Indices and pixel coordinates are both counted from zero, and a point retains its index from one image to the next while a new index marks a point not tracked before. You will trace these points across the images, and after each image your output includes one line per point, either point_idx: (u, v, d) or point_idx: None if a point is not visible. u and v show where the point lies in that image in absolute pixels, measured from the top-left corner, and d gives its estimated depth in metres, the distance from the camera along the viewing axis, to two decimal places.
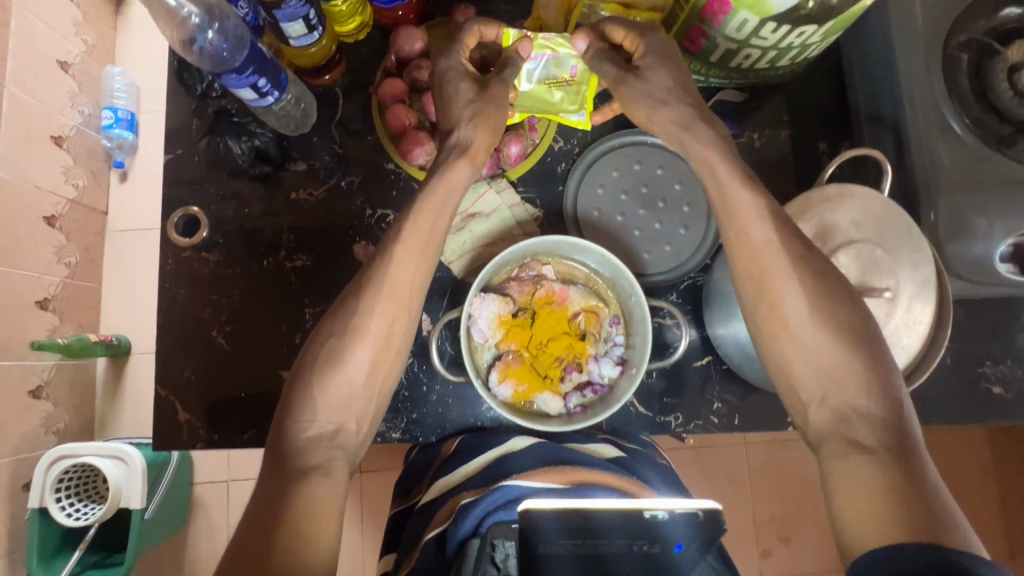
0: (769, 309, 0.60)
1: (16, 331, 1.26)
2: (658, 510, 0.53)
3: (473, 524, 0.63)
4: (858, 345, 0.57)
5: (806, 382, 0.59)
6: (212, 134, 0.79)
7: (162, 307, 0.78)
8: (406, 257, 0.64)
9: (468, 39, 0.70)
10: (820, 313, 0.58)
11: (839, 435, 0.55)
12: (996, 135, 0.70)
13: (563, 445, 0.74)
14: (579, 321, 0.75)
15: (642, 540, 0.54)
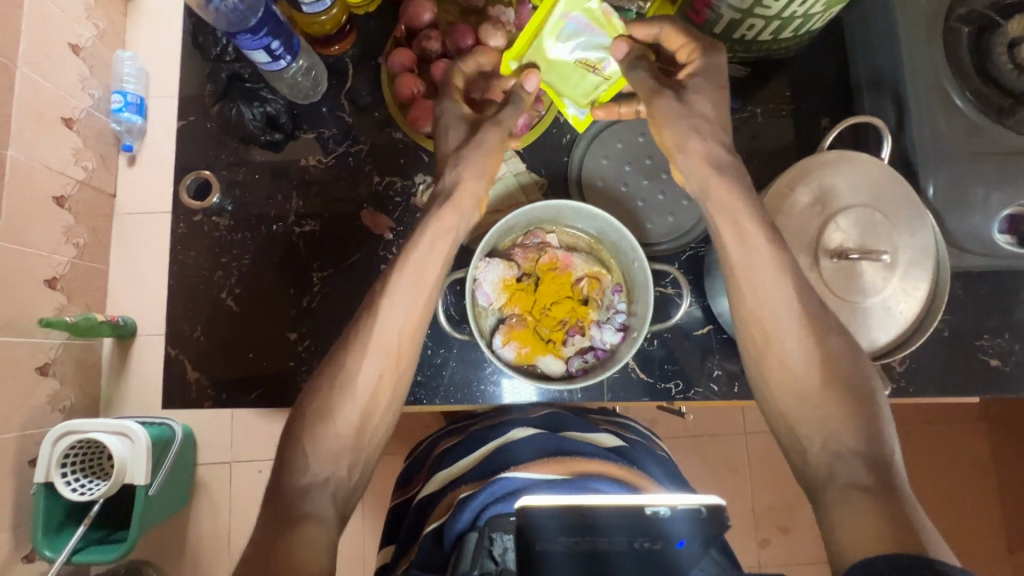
0: (767, 349, 0.65)
1: (24, 308, 1.25)
2: (660, 506, 0.50)
3: (471, 517, 0.64)
4: (847, 390, 0.61)
5: (802, 420, 0.62)
6: (224, 101, 0.82)
7: (173, 269, 0.81)
8: (405, 294, 0.68)
9: (465, 67, 0.75)
10: (809, 357, 0.62)
11: (833, 471, 0.58)
12: (995, 106, 0.71)
13: (564, 433, 0.74)
14: (582, 287, 0.76)
15: (643, 538, 0.50)
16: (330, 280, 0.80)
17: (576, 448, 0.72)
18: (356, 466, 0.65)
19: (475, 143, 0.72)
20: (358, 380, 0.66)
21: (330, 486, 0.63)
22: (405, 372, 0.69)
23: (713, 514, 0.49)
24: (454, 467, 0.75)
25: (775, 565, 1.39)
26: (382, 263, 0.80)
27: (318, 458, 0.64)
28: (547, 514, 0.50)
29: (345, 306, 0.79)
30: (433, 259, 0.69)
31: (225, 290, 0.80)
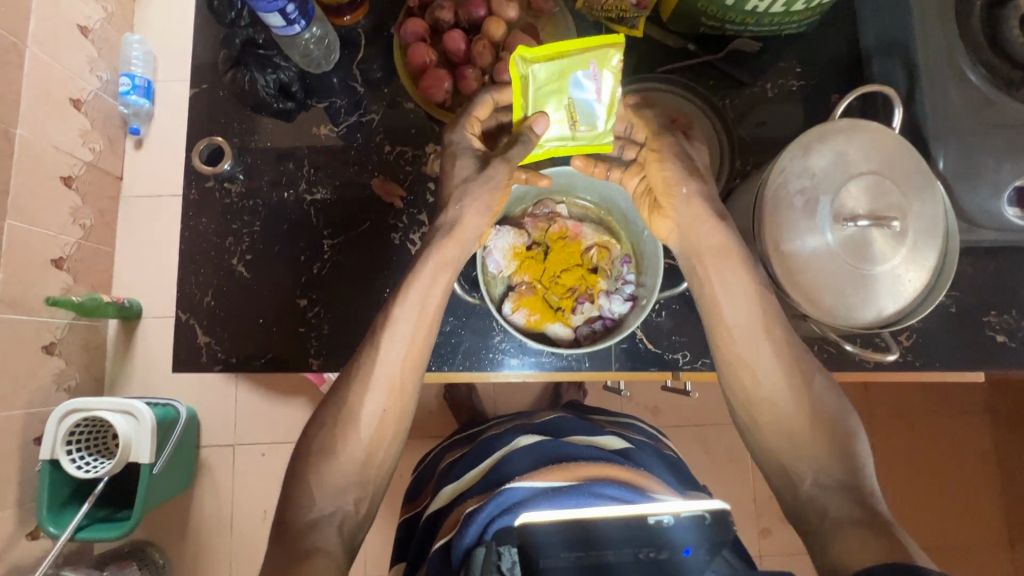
0: (751, 394, 0.70)
1: (31, 286, 1.26)
2: (664, 515, 0.62)
3: (477, 532, 0.70)
4: (824, 429, 0.67)
5: (788, 454, 0.68)
6: (237, 68, 0.81)
7: (185, 235, 0.81)
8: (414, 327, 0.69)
9: (481, 108, 0.72)
10: (797, 394, 0.68)
11: (821, 504, 0.64)
12: (1005, 79, 0.71)
13: (562, 444, 0.82)
14: (591, 255, 0.76)
15: (648, 546, 0.62)
16: (341, 248, 0.81)
17: (574, 452, 0.80)
18: (363, 499, 0.69)
19: (484, 179, 0.68)
20: (360, 416, 0.68)
21: (337, 518, 0.67)
22: (405, 406, 0.70)
23: (715, 517, 0.63)
24: (457, 482, 0.83)
25: (775, 555, 1.39)
26: (392, 232, 0.80)
27: (323, 494, 0.67)
28: (547, 530, 0.61)
29: (356, 274, 0.80)
30: (455, 234, 0.70)
31: (236, 257, 0.81)
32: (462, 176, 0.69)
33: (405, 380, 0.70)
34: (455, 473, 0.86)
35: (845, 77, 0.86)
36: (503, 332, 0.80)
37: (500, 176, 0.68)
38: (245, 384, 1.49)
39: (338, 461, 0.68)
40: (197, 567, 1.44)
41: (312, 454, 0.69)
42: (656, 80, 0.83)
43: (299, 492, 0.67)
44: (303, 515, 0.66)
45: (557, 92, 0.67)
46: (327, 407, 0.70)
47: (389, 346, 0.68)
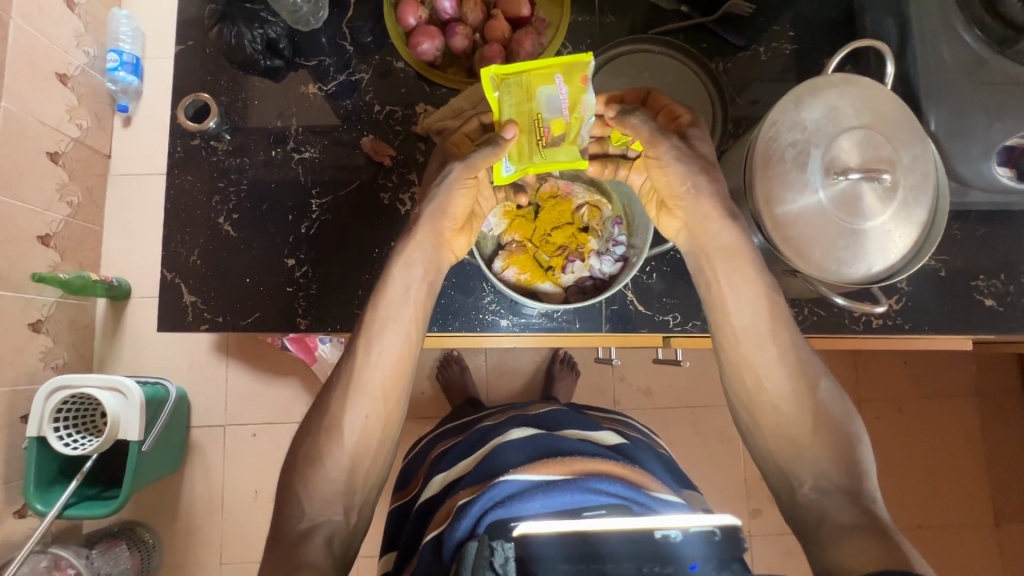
0: (757, 387, 0.71)
1: (16, 262, 1.24)
2: (672, 529, 0.59)
3: (470, 525, 0.69)
4: (825, 426, 0.68)
5: (797, 468, 0.68)
6: (224, 23, 0.79)
7: (170, 193, 0.80)
8: (394, 340, 0.70)
9: (472, 127, 0.72)
10: (801, 399, 0.69)
11: (818, 513, 0.64)
12: (996, 37, 0.70)
13: (560, 438, 0.80)
14: (582, 214, 0.76)
15: (652, 562, 0.58)
16: (330, 207, 0.80)
17: (569, 448, 0.78)
18: (352, 508, 0.68)
19: (443, 175, 0.68)
20: (345, 425, 0.68)
21: (327, 530, 0.65)
22: (392, 415, 0.71)
23: (725, 533, 0.60)
24: (450, 470, 0.83)
25: (764, 535, 1.40)
26: (382, 192, 0.80)
27: (313, 503, 0.66)
28: (547, 543, 0.59)
29: (345, 232, 0.79)
30: (450, 209, 0.70)
31: (222, 215, 0.80)
32: (431, 173, 0.72)
33: (403, 365, 0.71)
34: (448, 461, 0.86)
35: (837, 43, 0.85)
36: (492, 292, 0.80)
37: (458, 173, 0.67)
38: (235, 364, 1.48)
39: (325, 468, 0.67)
40: (186, 548, 1.43)
41: (307, 450, 0.68)
42: (646, 41, 0.82)
43: (288, 503, 0.66)
44: (295, 524, 0.64)
45: (527, 108, 0.63)
46: (321, 401, 0.70)
47: (389, 325, 0.70)
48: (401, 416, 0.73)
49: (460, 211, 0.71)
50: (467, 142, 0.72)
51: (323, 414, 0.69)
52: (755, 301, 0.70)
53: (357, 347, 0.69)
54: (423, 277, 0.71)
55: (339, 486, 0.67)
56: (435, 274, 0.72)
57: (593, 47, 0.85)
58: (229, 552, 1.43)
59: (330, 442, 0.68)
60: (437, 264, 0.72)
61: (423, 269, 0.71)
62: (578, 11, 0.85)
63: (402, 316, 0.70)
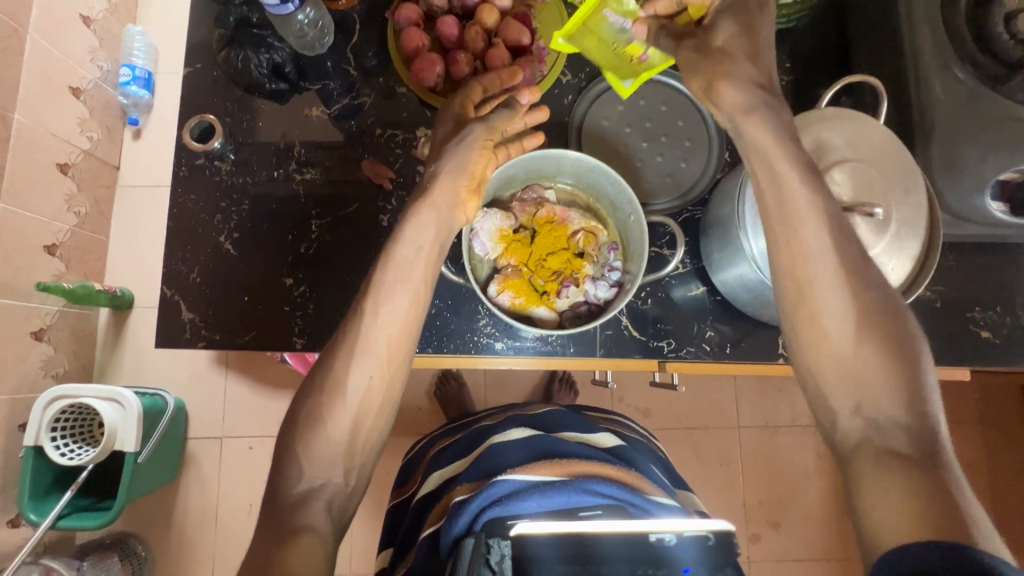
0: (809, 313, 0.60)
1: (22, 270, 1.25)
2: (666, 534, 0.58)
3: (468, 521, 0.67)
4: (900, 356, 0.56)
5: (839, 391, 0.57)
6: (231, 46, 0.81)
7: (173, 212, 0.81)
8: (402, 302, 0.65)
9: (470, 91, 0.75)
10: (850, 308, 0.58)
11: (871, 444, 0.54)
12: (989, 75, 0.71)
13: (557, 439, 0.78)
14: (578, 240, 0.76)
15: (646, 565, 0.58)
16: (329, 228, 0.80)
17: (567, 450, 0.76)
18: (353, 470, 0.62)
19: (461, 138, 0.70)
20: (348, 386, 0.62)
21: (326, 495, 0.60)
22: (397, 376, 0.65)
23: (719, 538, 0.58)
24: (447, 468, 0.83)
25: (762, 561, 1.38)
26: (380, 214, 0.81)
27: (313, 465, 0.60)
28: (545, 543, 0.58)
29: (343, 252, 0.80)
30: (467, 168, 0.69)
31: (223, 234, 0.81)
32: (444, 137, 0.72)
33: (410, 325, 0.66)
34: (445, 459, 0.85)
35: (833, 75, 0.87)
36: (488, 315, 0.80)
37: (478, 135, 0.70)
38: (234, 376, 1.49)
39: (327, 431, 0.61)
40: (178, 560, 1.42)
41: (301, 416, 0.62)
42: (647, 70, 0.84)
43: (287, 463, 0.60)
44: (290, 488, 0.59)
45: (607, 40, 0.74)
46: (323, 361, 0.64)
47: (392, 279, 0.65)
48: (405, 378, 0.66)
49: (478, 172, 0.71)
50: (472, 103, 0.74)
51: (325, 375, 0.63)
52: (823, 232, 0.59)
53: (365, 306, 0.64)
54: (434, 239, 0.68)
55: (339, 448, 0.61)
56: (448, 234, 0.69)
57: (590, 75, 0.86)
58: (222, 565, 1.42)
59: (333, 403, 0.61)
60: (449, 225, 0.69)
61: (434, 232, 0.68)
62: None
63: (411, 278, 0.66)
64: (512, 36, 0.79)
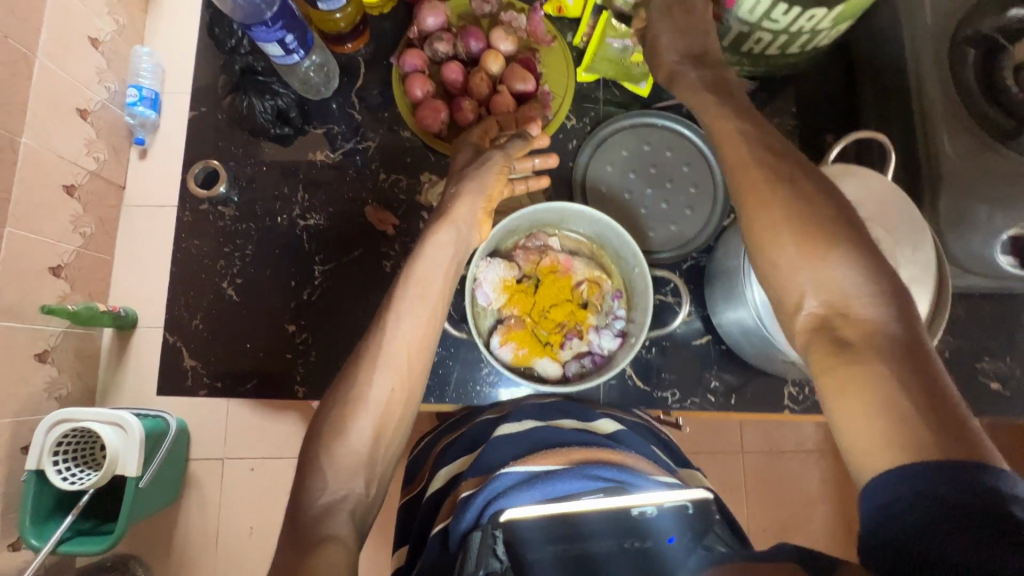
0: (762, 229, 0.58)
1: (26, 294, 1.22)
2: (647, 506, 0.55)
3: (475, 516, 0.59)
4: (861, 250, 0.52)
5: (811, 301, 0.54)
6: (236, 93, 0.82)
7: (177, 257, 0.81)
8: (414, 320, 0.66)
9: (488, 127, 0.77)
10: (799, 211, 0.56)
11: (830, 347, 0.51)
12: (998, 129, 0.70)
13: (554, 424, 0.68)
14: (582, 290, 0.76)
15: (633, 537, 0.56)
16: (331, 274, 0.80)
17: (566, 437, 0.66)
18: (373, 480, 0.61)
19: (481, 161, 0.73)
20: (370, 396, 0.62)
21: (348, 504, 0.59)
22: (418, 387, 0.65)
23: (698, 507, 0.55)
24: (454, 463, 0.71)
25: None
26: (384, 259, 0.80)
27: (336, 474, 0.59)
28: (532, 527, 0.56)
29: (346, 298, 0.80)
30: (490, 181, 0.72)
31: (227, 280, 0.81)
32: (463, 164, 0.75)
33: (427, 335, 0.67)
34: (452, 453, 0.74)
35: (840, 120, 0.86)
36: (491, 364, 0.80)
37: (496, 161, 0.73)
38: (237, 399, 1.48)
39: (348, 440, 0.60)
40: None
41: (316, 429, 0.61)
42: (653, 115, 0.83)
43: (309, 475, 0.59)
44: (315, 500, 0.57)
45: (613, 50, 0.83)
46: (342, 376, 0.64)
47: (403, 308, 0.65)
48: (424, 388, 0.67)
49: (496, 195, 0.74)
50: (489, 135, 0.77)
51: (343, 390, 0.62)
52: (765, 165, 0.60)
53: (386, 321, 0.65)
54: (453, 255, 0.70)
55: (361, 458, 0.61)
56: (465, 252, 0.71)
57: (596, 121, 0.86)
58: None
59: (355, 415, 0.61)
60: (466, 245, 0.71)
61: (453, 249, 0.70)
62: (583, 86, 0.86)
63: (431, 294, 0.68)
64: (518, 83, 0.79)
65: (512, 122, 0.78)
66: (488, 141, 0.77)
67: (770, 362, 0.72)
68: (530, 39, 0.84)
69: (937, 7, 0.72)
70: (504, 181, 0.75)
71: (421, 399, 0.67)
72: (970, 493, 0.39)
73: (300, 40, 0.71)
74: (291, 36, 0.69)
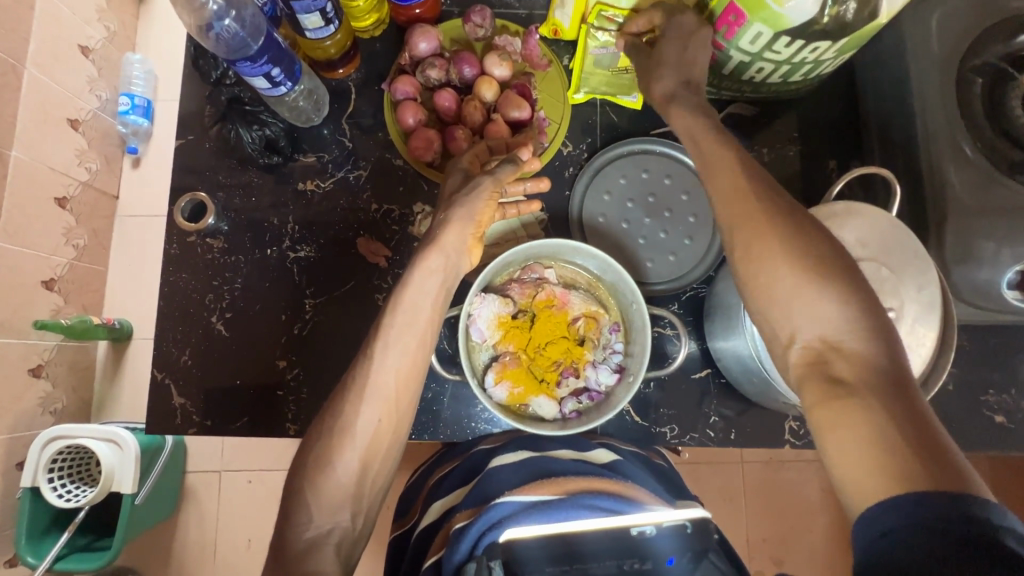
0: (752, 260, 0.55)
1: (20, 309, 1.18)
2: (646, 524, 0.55)
3: (469, 547, 0.56)
4: (846, 277, 0.50)
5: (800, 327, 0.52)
6: (223, 122, 0.80)
7: (164, 291, 0.79)
8: (401, 350, 0.63)
9: (477, 151, 0.75)
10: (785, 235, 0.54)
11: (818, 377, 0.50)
12: (1007, 160, 0.69)
13: (549, 456, 0.67)
14: (579, 326, 0.75)
15: (631, 558, 0.55)
16: (322, 308, 0.79)
17: (561, 467, 0.65)
18: (360, 512, 0.60)
19: (471, 188, 0.70)
20: (357, 428, 0.60)
21: (335, 539, 0.57)
22: (405, 419, 0.63)
23: (696, 526, 0.55)
24: (450, 495, 0.70)
25: None
26: (376, 292, 0.79)
27: (322, 509, 0.58)
28: (531, 546, 0.55)
29: (337, 331, 0.78)
30: (479, 207, 0.70)
31: (216, 314, 0.79)
32: (452, 189, 0.72)
33: (415, 364, 0.64)
34: (447, 484, 0.72)
35: (842, 144, 0.85)
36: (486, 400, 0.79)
37: (486, 186, 0.70)
38: None
39: (335, 473, 0.59)
40: None
41: (302, 464, 0.60)
42: (650, 142, 0.82)
43: (295, 510, 0.57)
44: (300, 535, 0.57)
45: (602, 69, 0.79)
46: (327, 409, 0.63)
47: (389, 340, 0.63)
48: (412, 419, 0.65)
49: (486, 222, 0.71)
50: (479, 161, 0.74)
51: (332, 422, 0.60)
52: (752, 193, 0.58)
53: (373, 351, 0.63)
54: (442, 284, 0.67)
55: (349, 490, 0.59)
56: (454, 278, 0.69)
57: (593, 147, 0.83)
58: None
59: (341, 448, 0.59)
60: (455, 270, 0.69)
61: (442, 277, 0.67)
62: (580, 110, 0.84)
63: (418, 321, 0.66)
64: (515, 112, 0.77)
65: (503, 146, 0.76)
66: (479, 167, 0.74)
67: (768, 399, 0.70)
68: (525, 63, 0.83)
69: (943, 36, 0.70)
70: (495, 207, 0.72)
71: (410, 428, 0.64)
72: (959, 520, 0.38)
73: (287, 73, 0.70)
74: (277, 69, 0.67)
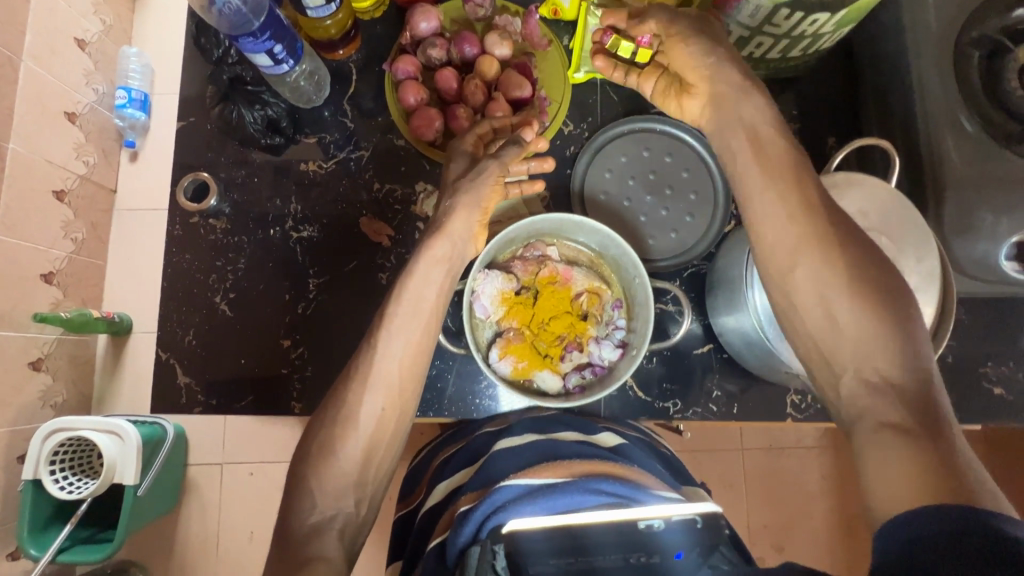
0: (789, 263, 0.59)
1: (19, 301, 1.14)
2: (654, 519, 0.51)
3: (473, 530, 0.57)
4: (881, 297, 0.54)
5: (838, 347, 0.55)
6: (225, 102, 0.80)
7: (168, 271, 0.80)
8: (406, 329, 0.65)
9: (479, 130, 0.75)
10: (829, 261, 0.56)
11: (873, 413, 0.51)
12: (1003, 132, 0.69)
13: (553, 439, 0.66)
14: (582, 301, 0.76)
15: (638, 551, 0.52)
16: (326, 288, 0.79)
17: (567, 451, 0.65)
18: (363, 500, 0.61)
19: (474, 173, 0.71)
20: (360, 416, 0.62)
21: (338, 522, 0.59)
22: (408, 408, 0.65)
23: (706, 521, 0.52)
24: (455, 475, 0.70)
25: None
26: (379, 271, 0.79)
27: (324, 497, 0.59)
28: (536, 539, 0.53)
29: (341, 310, 0.78)
30: (482, 189, 0.71)
31: (219, 295, 0.80)
32: (458, 175, 0.72)
33: (421, 347, 0.65)
34: (453, 463, 0.73)
35: (839, 122, 0.85)
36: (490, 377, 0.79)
37: (490, 170, 0.71)
38: None
39: (337, 462, 0.61)
40: None
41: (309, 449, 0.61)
42: (651, 121, 0.82)
43: (298, 497, 0.59)
44: (304, 520, 0.58)
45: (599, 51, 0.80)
46: (335, 394, 0.64)
47: (394, 327, 0.65)
48: (416, 402, 0.66)
49: (490, 207, 0.72)
50: (482, 142, 0.75)
51: (337, 410, 0.62)
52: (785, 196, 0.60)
53: (377, 337, 0.65)
54: (446, 270, 0.69)
55: (349, 479, 0.61)
56: (458, 265, 0.70)
57: (593, 126, 0.84)
58: None
59: (343, 436, 0.61)
60: (460, 254, 0.70)
61: (445, 268, 0.69)
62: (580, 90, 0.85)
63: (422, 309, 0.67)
64: (518, 91, 0.78)
65: (505, 124, 0.76)
66: (482, 148, 0.75)
67: (770, 371, 0.70)
68: (525, 43, 0.83)
69: (941, 12, 0.71)
70: (500, 190, 0.73)
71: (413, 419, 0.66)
72: (966, 534, 0.38)
73: (289, 50, 0.69)
74: (279, 45, 0.67)
